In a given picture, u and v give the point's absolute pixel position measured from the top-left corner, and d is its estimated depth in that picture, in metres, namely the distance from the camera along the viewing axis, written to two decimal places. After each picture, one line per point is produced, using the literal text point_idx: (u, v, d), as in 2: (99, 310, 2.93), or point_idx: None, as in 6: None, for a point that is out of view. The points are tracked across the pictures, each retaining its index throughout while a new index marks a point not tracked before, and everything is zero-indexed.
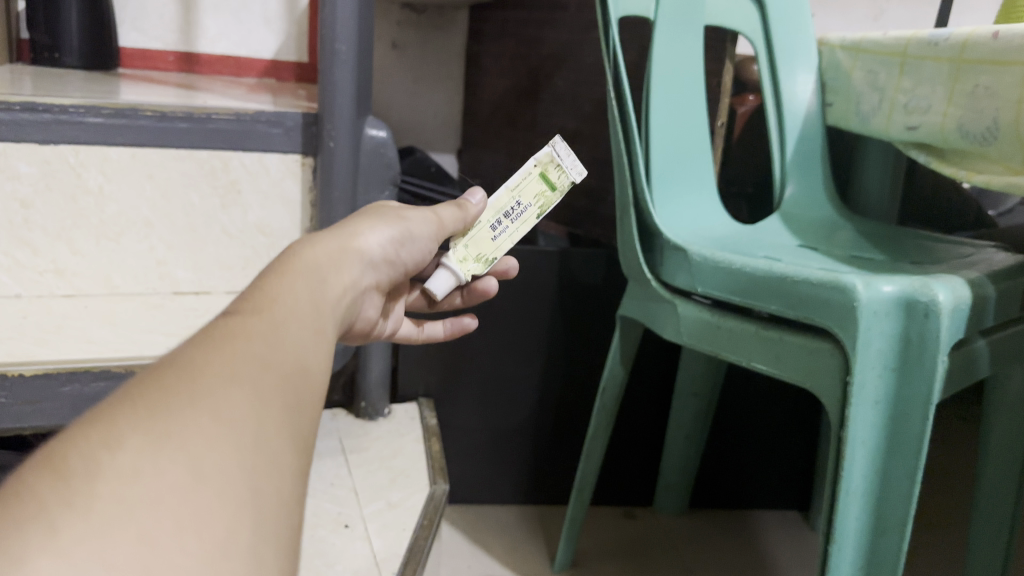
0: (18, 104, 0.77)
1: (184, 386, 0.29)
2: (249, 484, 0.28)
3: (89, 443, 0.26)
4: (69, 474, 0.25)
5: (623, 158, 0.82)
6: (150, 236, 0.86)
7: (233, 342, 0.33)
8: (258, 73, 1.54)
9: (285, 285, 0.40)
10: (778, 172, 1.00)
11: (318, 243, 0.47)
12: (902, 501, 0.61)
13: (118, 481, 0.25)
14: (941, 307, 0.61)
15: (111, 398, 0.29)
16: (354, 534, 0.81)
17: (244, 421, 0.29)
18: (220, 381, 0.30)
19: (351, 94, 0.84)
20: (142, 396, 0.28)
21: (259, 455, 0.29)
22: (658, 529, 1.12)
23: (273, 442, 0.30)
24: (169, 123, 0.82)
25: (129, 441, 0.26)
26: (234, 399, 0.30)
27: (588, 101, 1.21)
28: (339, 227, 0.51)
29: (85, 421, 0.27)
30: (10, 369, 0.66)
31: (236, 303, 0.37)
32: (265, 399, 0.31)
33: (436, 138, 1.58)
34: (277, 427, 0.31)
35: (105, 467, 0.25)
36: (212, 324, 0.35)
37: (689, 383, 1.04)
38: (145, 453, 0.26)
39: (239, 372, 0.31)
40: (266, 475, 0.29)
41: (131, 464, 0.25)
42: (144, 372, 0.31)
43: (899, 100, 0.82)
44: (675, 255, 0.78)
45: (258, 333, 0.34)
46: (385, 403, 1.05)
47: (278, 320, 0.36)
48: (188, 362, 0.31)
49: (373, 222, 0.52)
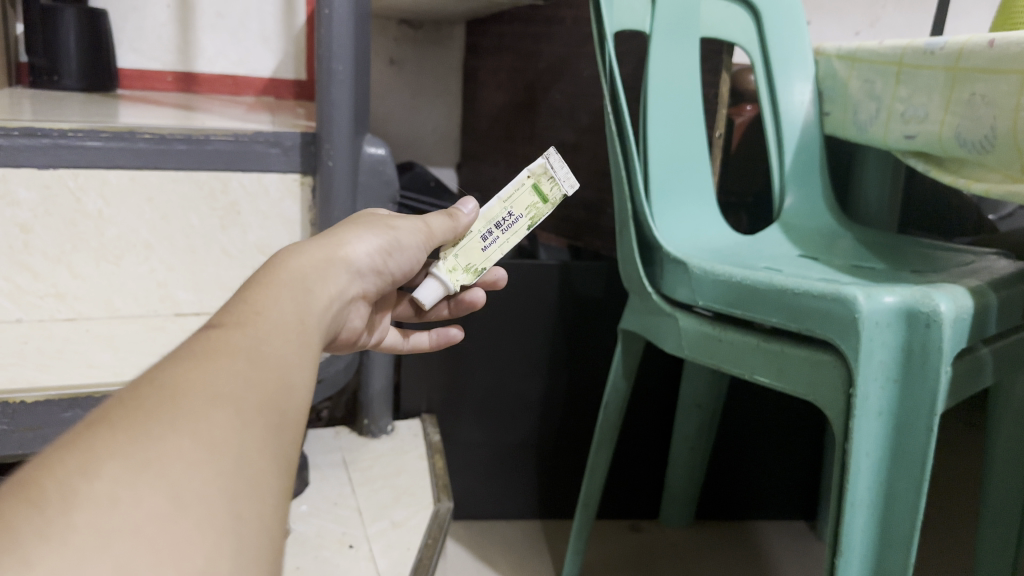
0: (17, 130, 0.77)
1: (166, 408, 0.29)
2: (230, 509, 0.28)
3: (66, 471, 0.26)
4: (43, 502, 0.25)
5: (621, 173, 0.82)
6: (150, 258, 0.86)
7: (217, 362, 0.33)
8: (257, 91, 1.55)
9: (270, 297, 0.39)
10: (778, 182, 0.99)
11: (302, 252, 0.47)
12: (908, 514, 0.61)
13: (95, 511, 0.25)
14: (942, 317, 0.60)
15: (90, 420, 0.28)
16: (358, 554, 0.81)
17: (227, 442, 0.29)
18: (203, 401, 0.30)
19: (349, 112, 0.84)
20: (120, 421, 0.28)
21: (242, 479, 0.29)
22: (664, 542, 1.11)
23: (257, 466, 0.30)
24: (168, 145, 0.83)
25: (106, 468, 0.26)
26: (217, 420, 0.30)
27: (585, 113, 1.21)
28: (327, 236, 0.51)
29: (63, 446, 0.27)
30: (11, 396, 0.66)
31: (221, 316, 0.37)
32: (249, 419, 0.31)
33: (436, 152, 1.58)
34: (261, 450, 0.31)
35: (81, 496, 0.25)
36: (196, 342, 0.35)
37: (692, 394, 1.04)
38: (122, 480, 0.26)
39: (224, 393, 0.31)
40: (250, 500, 0.29)
41: (108, 493, 0.25)
42: (124, 393, 0.30)
43: (896, 108, 0.82)
44: (675, 268, 0.78)
45: (243, 350, 0.34)
46: (388, 421, 1.05)
47: (263, 333, 0.36)
48: (170, 383, 0.31)
49: (358, 230, 0.52)
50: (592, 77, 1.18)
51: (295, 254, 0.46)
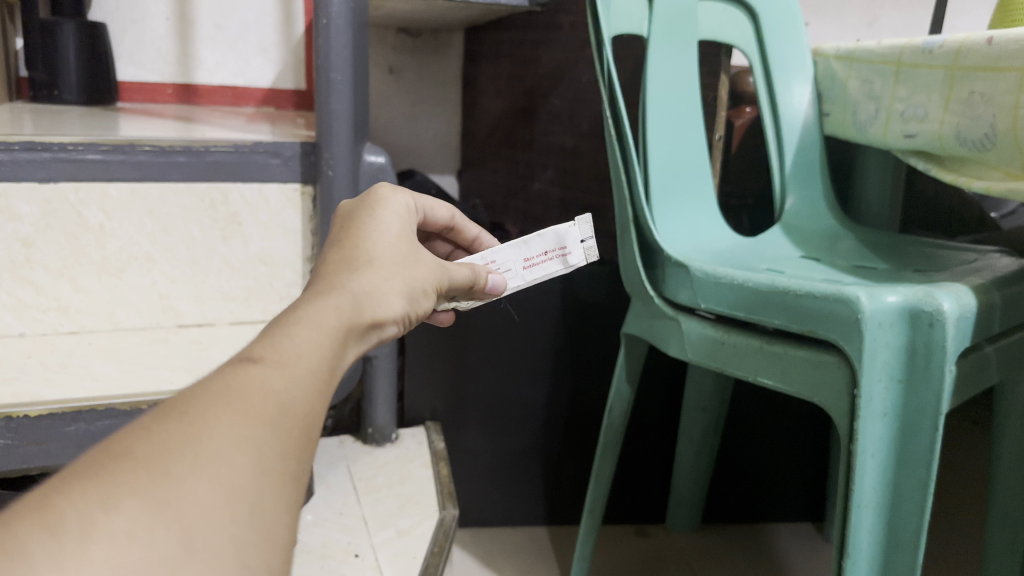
0: (17, 144, 0.78)
1: (190, 443, 0.28)
2: (237, 557, 0.27)
3: (87, 501, 0.25)
4: (61, 531, 0.24)
5: (621, 178, 0.81)
6: (152, 270, 0.86)
7: (248, 399, 0.31)
8: (257, 102, 1.55)
9: (305, 349, 0.35)
10: (778, 183, 0.99)
11: (349, 272, 0.43)
12: (915, 516, 0.61)
13: (111, 548, 0.25)
14: (945, 316, 0.60)
15: (114, 446, 0.28)
16: (364, 563, 0.81)
17: (243, 486, 0.29)
18: (227, 439, 0.29)
19: (348, 121, 0.84)
20: (144, 453, 0.28)
21: (255, 528, 0.28)
22: (671, 547, 1.11)
23: (269, 511, 0.29)
24: (167, 157, 0.83)
25: (127, 504, 0.26)
26: (237, 462, 0.29)
27: (584, 118, 1.21)
28: (363, 258, 0.44)
29: (85, 473, 0.26)
30: (15, 410, 0.66)
31: (257, 349, 0.35)
32: (269, 463, 0.30)
33: (435, 160, 1.59)
34: (279, 492, 0.30)
35: (100, 530, 0.25)
36: (228, 370, 0.33)
37: (696, 398, 1.04)
38: (140, 520, 0.26)
39: (247, 428, 0.30)
40: (260, 550, 0.28)
41: (125, 530, 0.25)
42: (146, 419, 0.30)
43: (896, 108, 0.82)
44: (676, 271, 0.78)
45: (278, 388, 0.32)
46: (392, 428, 1.04)
47: (305, 380, 0.34)
48: (197, 413, 0.30)
49: (408, 246, 0.47)
50: (591, 81, 1.18)
51: (333, 277, 0.42)
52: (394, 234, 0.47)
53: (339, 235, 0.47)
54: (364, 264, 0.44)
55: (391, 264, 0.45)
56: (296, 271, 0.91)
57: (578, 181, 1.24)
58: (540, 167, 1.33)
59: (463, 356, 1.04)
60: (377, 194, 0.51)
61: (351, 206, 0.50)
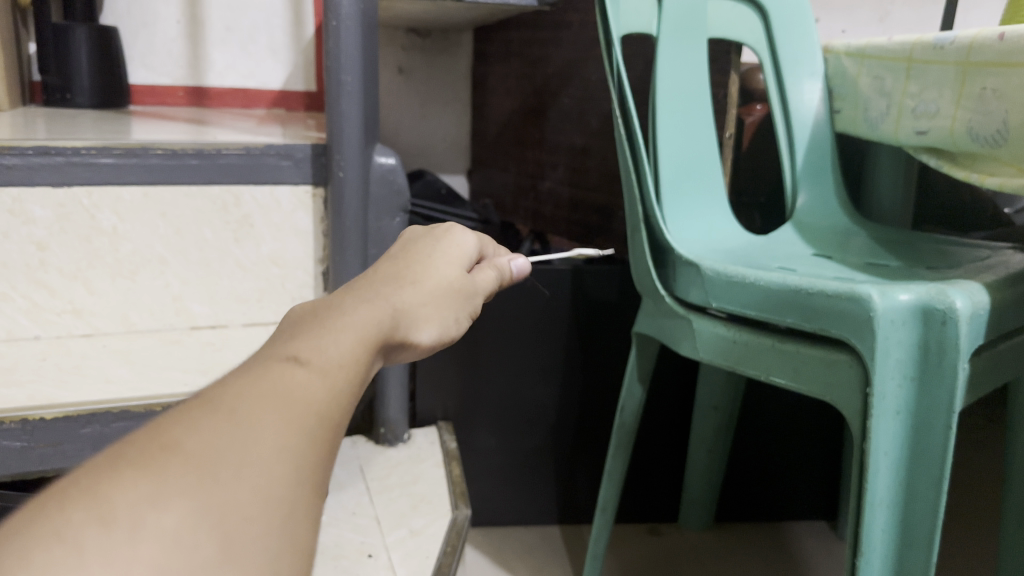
0: (31, 149, 0.79)
1: (237, 447, 0.29)
2: (270, 567, 0.27)
3: (138, 494, 0.26)
4: (112, 524, 0.25)
5: (631, 178, 0.81)
6: (164, 272, 0.87)
7: (290, 405, 0.31)
8: (268, 103, 1.55)
9: (341, 356, 0.35)
10: (789, 180, 0.99)
11: (393, 287, 0.43)
12: (927, 515, 0.61)
13: (160, 548, 0.25)
14: (959, 314, 0.60)
15: (164, 436, 0.28)
16: (377, 564, 0.81)
17: (282, 496, 0.29)
18: (270, 446, 0.29)
19: (359, 123, 0.84)
20: (191, 449, 0.28)
21: (290, 538, 0.28)
22: (683, 545, 1.11)
23: (301, 520, 0.29)
24: (179, 160, 0.83)
25: (175, 503, 0.26)
26: (277, 470, 0.29)
27: (594, 117, 1.21)
28: (399, 274, 0.45)
29: (137, 462, 0.27)
30: (32, 413, 0.67)
31: (303, 348, 0.35)
32: (308, 473, 0.30)
33: (446, 160, 1.59)
34: (311, 501, 0.30)
35: (149, 528, 0.25)
36: (268, 368, 0.33)
37: (708, 397, 1.03)
38: (187, 522, 0.26)
39: (290, 436, 0.30)
40: (293, 557, 0.28)
41: (172, 532, 0.25)
42: (192, 409, 0.30)
43: (907, 104, 0.82)
44: (686, 270, 0.78)
45: (320, 396, 0.32)
46: (404, 428, 1.04)
47: (343, 392, 0.34)
48: (241, 414, 0.30)
49: (455, 277, 0.48)
50: (601, 80, 1.18)
51: (377, 287, 0.43)
52: (437, 259, 0.48)
53: (395, 253, 0.48)
54: (410, 283, 0.44)
55: (434, 293, 0.45)
56: (308, 272, 0.92)
57: (589, 181, 1.24)
58: (551, 166, 1.33)
59: (475, 355, 1.04)
60: (448, 230, 0.52)
61: (417, 235, 0.52)
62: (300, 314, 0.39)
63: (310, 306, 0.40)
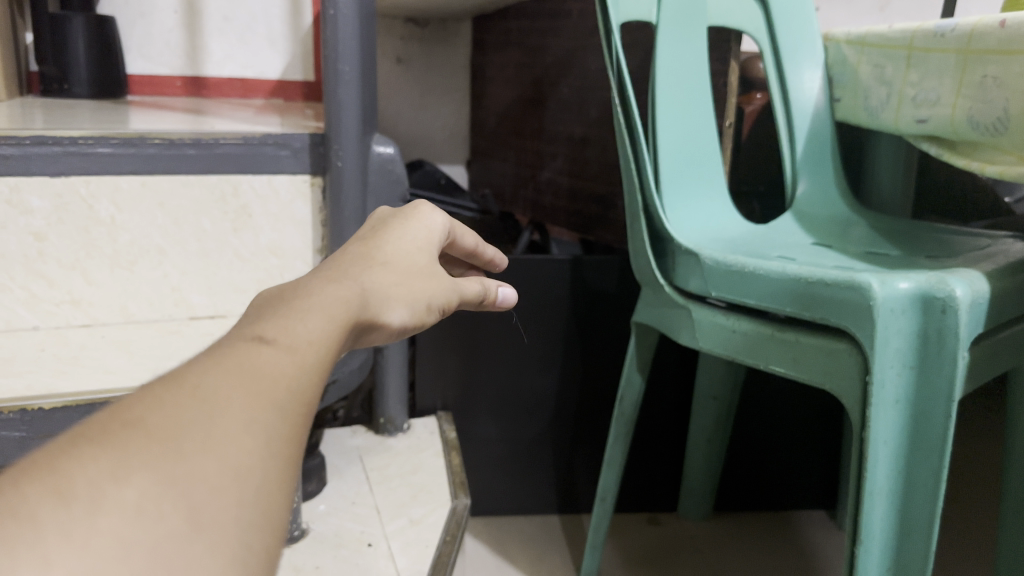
0: (28, 138, 0.78)
1: (203, 422, 0.27)
2: (242, 539, 0.26)
3: (98, 469, 0.24)
4: (71, 498, 0.23)
5: (631, 167, 0.81)
6: (163, 262, 0.87)
7: (260, 382, 0.30)
8: (266, 94, 1.55)
9: (307, 332, 0.34)
10: (789, 170, 0.99)
11: (362, 270, 0.42)
12: (927, 500, 0.61)
13: (122, 521, 0.23)
14: (959, 302, 0.60)
15: (124, 413, 0.27)
16: (378, 552, 0.81)
17: (253, 468, 0.27)
18: (240, 420, 0.28)
19: (357, 112, 0.84)
20: (154, 424, 0.26)
21: (263, 510, 0.27)
22: (682, 534, 1.11)
23: (274, 495, 0.27)
24: (177, 150, 0.83)
25: (138, 476, 0.24)
26: (247, 443, 0.27)
27: (594, 106, 1.20)
28: (371, 255, 0.44)
29: (97, 438, 0.25)
30: (30, 403, 0.67)
31: (269, 329, 0.33)
32: (280, 446, 0.29)
33: (444, 150, 1.59)
34: (283, 478, 0.28)
35: (109, 501, 0.24)
36: (232, 347, 0.31)
37: (708, 386, 1.03)
38: (151, 495, 0.24)
39: (259, 411, 0.29)
40: (264, 531, 0.27)
41: (134, 504, 0.24)
42: (156, 389, 0.28)
43: (907, 93, 0.82)
44: (686, 259, 0.77)
45: (287, 373, 0.31)
46: (404, 418, 1.06)
47: (315, 369, 0.32)
48: (207, 391, 0.28)
49: (425, 261, 0.47)
50: (600, 69, 1.17)
51: (344, 269, 0.42)
52: (413, 245, 0.47)
53: (366, 236, 0.47)
54: (378, 266, 0.43)
55: (403, 273, 0.44)
56: (307, 261, 0.91)
57: (588, 170, 1.23)
58: (549, 156, 1.33)
59: (473, 344, 1.04)
60: (416, 210, 0.51)
61: (386, 215, 0.51)
62: (266, 300, 0.37)
63: (276, 290, 0.38)
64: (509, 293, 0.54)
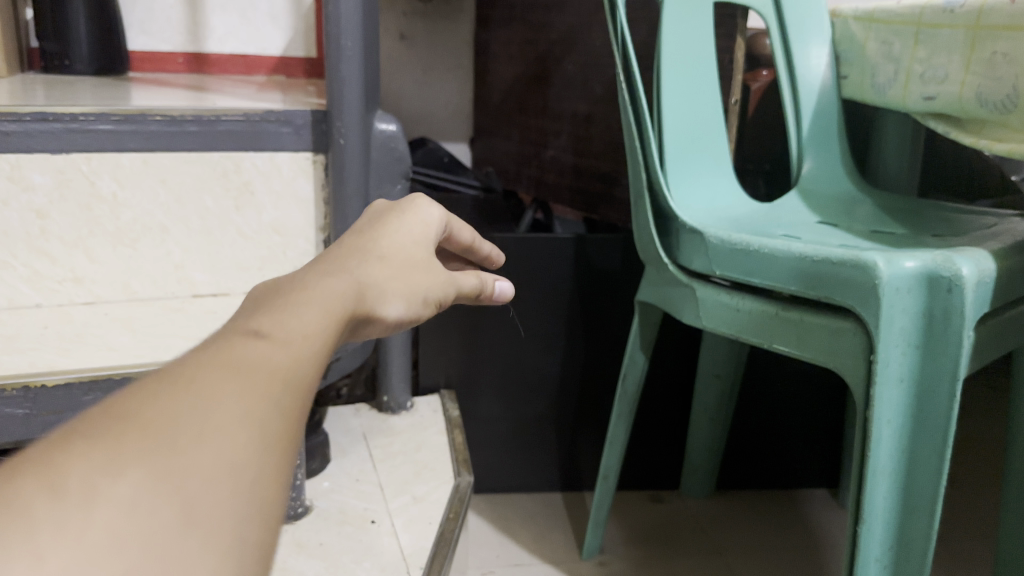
0: (29, 115, 0.78)
1: (197, 414, 0.27)
2: (237, 533, 0.25)
3: (92, 463, 0.24)
4: (64, 493, 0.23)
5: (635, 145, 0.81)
6: (166, 240, 0.87)
7: (255, 374, 0.30)
8: (268, 70, 1.54)
9: (302, 324, 0.33)
10: (794, 147, 0.98)
11: (360, 260, 0.42)
12: (931, 479, 0.61)
13: (115, 514, 0.23)
14: (964, 282, 0.59)
15: (119, 408, 0.26)
16: (381, 529, 0.81)
17: (248, 460, 0.27)
18: (235, 413, 0.28)
19: (359, 88, 0.83)
20: (147, 418, 0.26)
21: (258, 503, 0.26)
22: (683, 512, 1.12)
23: (269, 487, 0.27)
24: (179, 127, 0.82)
25: (132, 469, 0.24)
26: (241, 435, 0.27)
27: (598, 83, 1.19)
28: (367, 244, 0.44)
29: (91, 433, 0.25)
30: (33, 380, 0.66)
31: (265, 321, 0.33)
32: (275, 439, 0.28)
33: (447, 128, 1.58)
34: (279, 470, 0.28)
35: (102, 495, 0.23)
36: (228, 340, 0.31)
37: (711, 365, 1.03)
38: (145, 488, 0.24)
39: (254, 402, 0.28)
40: (260, 524, 0.26)
41: (128, 498, 0.24)
42: (151, 383, 0.28)
43: (914, 70, 0.80)
44: (690, 238, 0.77)
45: (283, 365, 0.31)
46: (407, 397, 1.06)
47: (310, 361, 0.32)
48: (201, 384, 0.28)
49: (422, 253, 0.46)
50: (605, 45, 1.16)
51: (339, 261, 0.41)
52: (410, 230, 0.47)
53: (362, 225, 0.47)
54: (375, 257, 0.43)
55: (400, 265, 0.44)
56: (309, 240, 0.91)
57: (592, 148, 1.23)
58: (553, 133, 1.32)
59: (477, 322, 1.04)
60: (412, 204, 0.50)
61: (381, 209, 0.50)
62: (262, 292, 0.37)
63: (272, 283, 0.38)
64: (507, 286, 0.54)
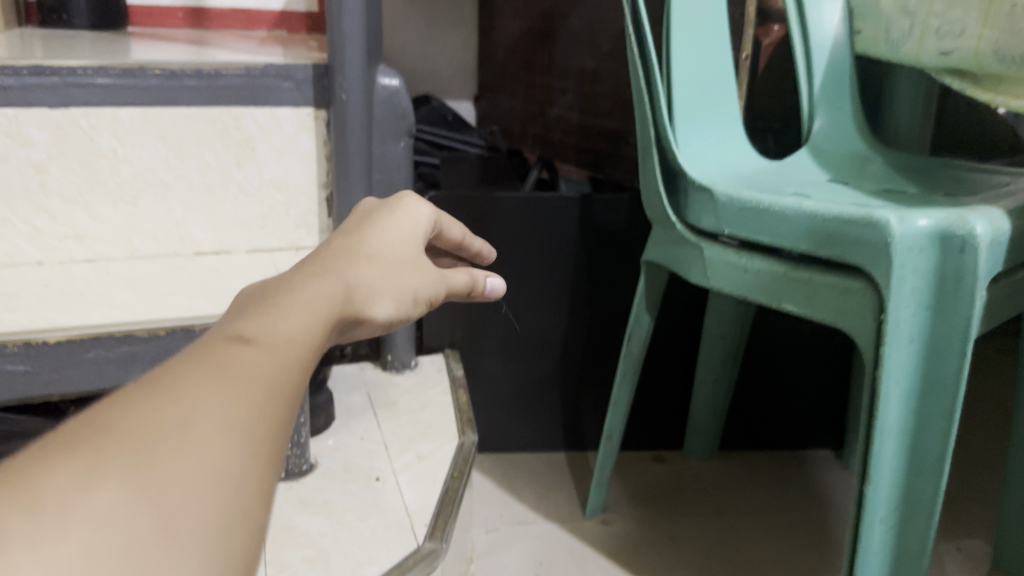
0: (25, 68, 0.76)
1: (177, 426, 0.28)
2: (216, 542, 0.27)
3: (71, 477, 0.25)
4: (41, 507, 0.24)
5: (644, 98, 0.79)
6: (167, 197, 0.86)
7: (238, 383, 0.31)
8: (269, 25, 1.52)
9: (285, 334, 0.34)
10: (805, 104, 0.96)
11: (351, 258, 0.42)
12: (938, 439, 0.61)
13: (92, 528, 0.24)
14: (978, 240, 0.58)
15: (100, 421, 0.28)
16: (386, 487, 0.82)
17: (227, 470, 0.28)
18: (214, 423, 0.29)
19: (361, 42, 0.81)
20: (127, 431, 0.27)
21: (236, 512, 0.28)
22: (687, 471, 1.12)
23: (249, 497, 0.28)
24: (178, 81, 0.81)
25: (109, 483, 0.25)
26: (221, 446, 0.28)
27: (605, 39, 1.17)
28: (359, 237, 0.43)
29: (71, 449, 0.26)
30: (33, 335, 0.65)
31: (249, 326, 0.34)
32: (255, 447, 0.29)
33: (451, 85, 1.56)
34: (258, 478, 0.29)
35: (79, 508, 0.25)
36: (212, 347, 0.32)
37: (717, 325, 1.03)
38: (121, 502, 0.25)
39: (235, 411, 0.30)
40: (239, 531, 0.28)
41: (105, 512, 0.25)
42: (134, 392, 0.29)
43: (930, 24, 0.78)
44: (698, 196, 0.76)
45: (264, 373, 0.32)
46: (411, 355, 1.06)
47: (292, 369, 0.33)
48: (183, 394, 0.29)
49: (412, 252, 0.45)
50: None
51: (328, 262, 0.41)
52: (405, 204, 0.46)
53: (354, 222, 0.46)
54: (366, 253, 0.43)
55: (392, 262, 0.43)
56: (312, 198, 0.91)
57: (599, 106, 1.21)
58: (559, 91, 1.30)
59: None
60: (400, 202, 0.48)
61: (370, 207, 0.49)
62: (249, 296, 0.38)
63: (261, 286, 0.39)
64: (498, 284, 0.52)
